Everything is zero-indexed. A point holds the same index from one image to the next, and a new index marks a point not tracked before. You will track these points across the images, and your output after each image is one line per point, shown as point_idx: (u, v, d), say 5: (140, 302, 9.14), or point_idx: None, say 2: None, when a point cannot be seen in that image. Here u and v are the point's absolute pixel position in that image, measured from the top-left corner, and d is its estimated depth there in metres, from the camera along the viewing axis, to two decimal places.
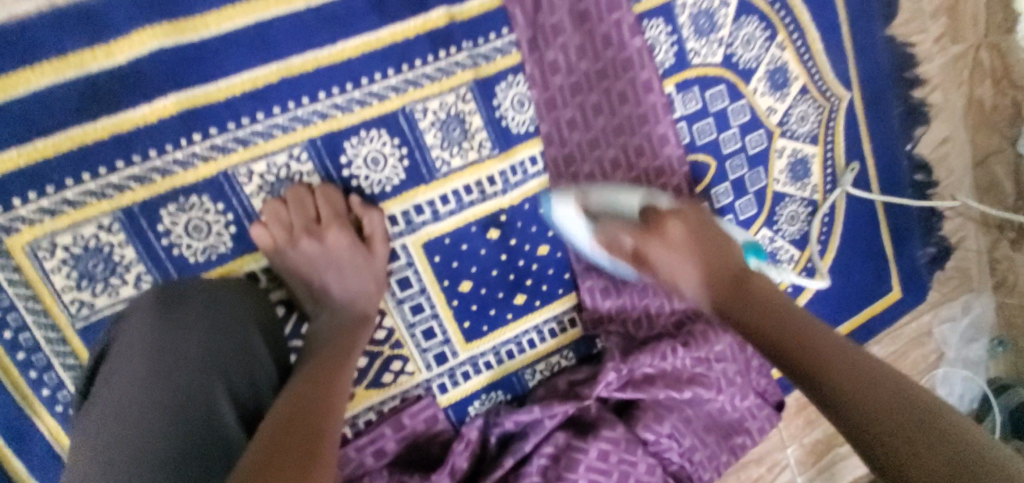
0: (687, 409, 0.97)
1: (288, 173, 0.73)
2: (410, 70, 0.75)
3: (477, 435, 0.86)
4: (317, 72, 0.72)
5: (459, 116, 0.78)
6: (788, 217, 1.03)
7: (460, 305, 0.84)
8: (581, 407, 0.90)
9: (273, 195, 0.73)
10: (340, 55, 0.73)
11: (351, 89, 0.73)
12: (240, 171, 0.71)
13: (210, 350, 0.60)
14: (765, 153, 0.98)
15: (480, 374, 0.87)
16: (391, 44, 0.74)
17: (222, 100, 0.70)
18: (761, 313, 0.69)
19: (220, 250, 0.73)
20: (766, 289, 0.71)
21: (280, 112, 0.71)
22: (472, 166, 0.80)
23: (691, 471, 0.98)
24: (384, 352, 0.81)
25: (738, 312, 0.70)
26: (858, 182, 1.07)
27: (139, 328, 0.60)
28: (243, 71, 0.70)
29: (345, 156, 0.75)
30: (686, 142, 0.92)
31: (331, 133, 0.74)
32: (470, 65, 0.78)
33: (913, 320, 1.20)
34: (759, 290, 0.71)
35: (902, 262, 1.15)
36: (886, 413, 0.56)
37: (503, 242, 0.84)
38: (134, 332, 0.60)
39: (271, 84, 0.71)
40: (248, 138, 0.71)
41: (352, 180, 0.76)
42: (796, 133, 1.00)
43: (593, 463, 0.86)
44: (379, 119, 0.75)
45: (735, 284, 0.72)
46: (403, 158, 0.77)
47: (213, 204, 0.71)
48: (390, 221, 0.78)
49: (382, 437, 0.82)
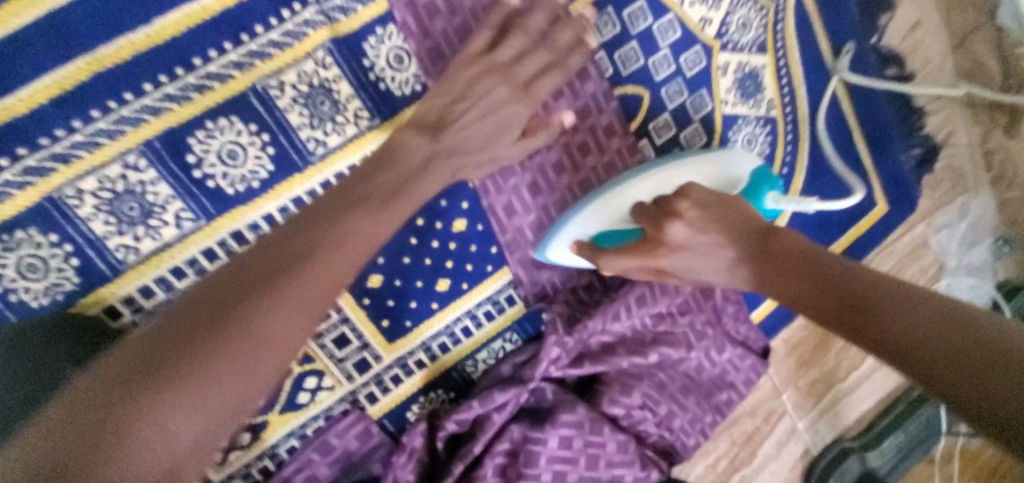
0: (658, 373, 0.88)
1: (127, 186, 0.61)
2: (251, 38, 0.62)
3: (420, 444, 0.76)
4: (137, 59, 0.59)
5: (325, 85, 0.65)
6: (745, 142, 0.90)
7: (374, 303, 0.74)
8: (534, 392, 0.81)
9: (115, 215, 0.62)
10: (160, 33, 0.60)
11: (182, 74, 0.61)
12: (67, 193, 0.59)
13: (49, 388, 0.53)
14: (706, 72, 0.85)
15: (412, 375, 0.78)
16: (220, 10, 0.61)
17: (24, 112, 0.57)
18: (793, 280, 0.62)
19: (68, 288, 0.62)
20: (794, 244, 0.64)
21: (100, 114, 0.59)
22: (353, 142, 0.68)
23: (671, 438, 0.89)
24: (294, 370, 0.71)
25: (775, 288, 0.63)
26: (820, 89, 0.94)
27: None
28: (42, 72, 0.57)
29: (193, 155, 0.62)
30: (610, 74, 0.79)
31: (170, 130, 0.61)
32: (324, 21, 0.64)
33: (906, 233, 1.08)
34: (785, 247, 0.64)
35: (886, 172, 1.02)
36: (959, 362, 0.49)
37: (409, 225, 0.73)
38: None
39: (81, 84, 0.58)
40: (67, 153, 0.59)
41: (207, 183, 0.63)
42: (739, 44, 0.86)
43: (555, 452, 0.77)
44: (226, 104, 0.62)
45: (760, 242, 0.65)
46: (266, 146, 0.64)
47: (44, 237, 0.60)
48: (268, 222, 0.66)
49: (311, 463, 0.73)
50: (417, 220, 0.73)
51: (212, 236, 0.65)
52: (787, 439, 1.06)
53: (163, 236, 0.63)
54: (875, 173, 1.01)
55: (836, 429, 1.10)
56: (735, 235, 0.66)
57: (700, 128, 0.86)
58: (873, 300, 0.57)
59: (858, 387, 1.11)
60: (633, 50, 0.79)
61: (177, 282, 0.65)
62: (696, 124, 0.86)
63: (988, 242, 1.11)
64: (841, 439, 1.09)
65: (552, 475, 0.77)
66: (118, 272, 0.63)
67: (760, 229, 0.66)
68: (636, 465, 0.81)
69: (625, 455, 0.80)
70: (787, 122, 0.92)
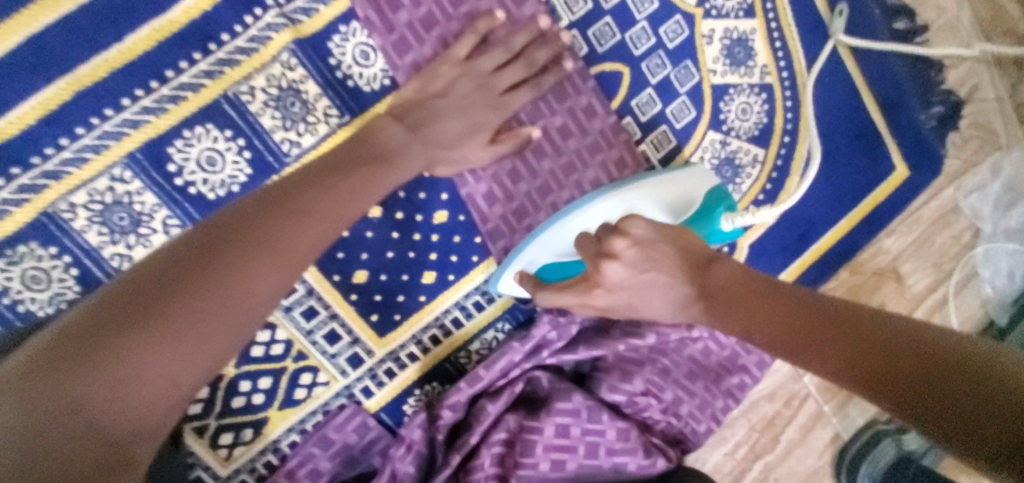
0: (660, 358, 0.84)
1: (115, 197, 0.65)
2: (220, 48, 0.66)
3: (418, 436, 0.75)
4: (115, 77, 0.64)
5: (293, 87, 0.68)
6: (739, 112, 0.86)
7: (361, 298, 0.74)
8: (530, 380, 0.80)
9: (106, 225, 0.66)
10: (133, 52, 0.64)
11: (158, 88, 0.65)
12: (62, 207, 0.64)
13: None
14: (689, 43, 0.82)
15: (406, 368, 0.77)
16: (189, 24, 0.65)
17: (18, 134, 0.62)
18: (745, 310, 0.57)
19: (70, 296, 0.66)
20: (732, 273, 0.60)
21: (85, 132, 0.64)
22: (325, 141, 0.70)
23: (680, 425, 0.85)
24: (288, 367, 0.73)
25: (718, 312, 0.58)
26: (820, 49, 0.89)
27: None
28: (30, 96, 0.62)
29: (174, 163, 0.66)
30: (585, 53, 0.78)
31: (151, 141, 0.65)
32: (287, 26, 0.67)
33: (933, 198, 1.00)
34: (724, 275, 0.60)
35: (904, 133, 0.95)
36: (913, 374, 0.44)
37: (389, 219, 0.73)
38: None
39: (66, 104, 0.63)
40: (58, 170, 0.63)
41: (188, 189, 0.67)
42: (723, 10, 0.83)
43: (552, 441, 0.75)
44: (201, 113, 0.66)
45: (700, 266, 0.61)
46: (242, 150, 0.68)
47: (45, 249, 0.64)
48: None
49: (311, 457, 0.74)
50: (398, 213, 0.74)
51: None
52: (813, 424, 1.00)
53: (152, 242, 0.67)
54: (890, 134, 0.94)
55: (868, 412, 1.03)
56: (678, 261, 0.62)
57: (688, 101, 0.83)
58: (851, 325, 0.50)
59: None
60: (606, 27, 0.78)
61: None
62: (683, 97, 0.83)
63: None
64: (876, 423, 1.02)
65: (550, 464, 0.75)
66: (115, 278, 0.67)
67: (703, 258, 0.63)
68: (640, 453, 0.79)
69: (627, 443, 0.78)
70: (785, 88, 0.87)
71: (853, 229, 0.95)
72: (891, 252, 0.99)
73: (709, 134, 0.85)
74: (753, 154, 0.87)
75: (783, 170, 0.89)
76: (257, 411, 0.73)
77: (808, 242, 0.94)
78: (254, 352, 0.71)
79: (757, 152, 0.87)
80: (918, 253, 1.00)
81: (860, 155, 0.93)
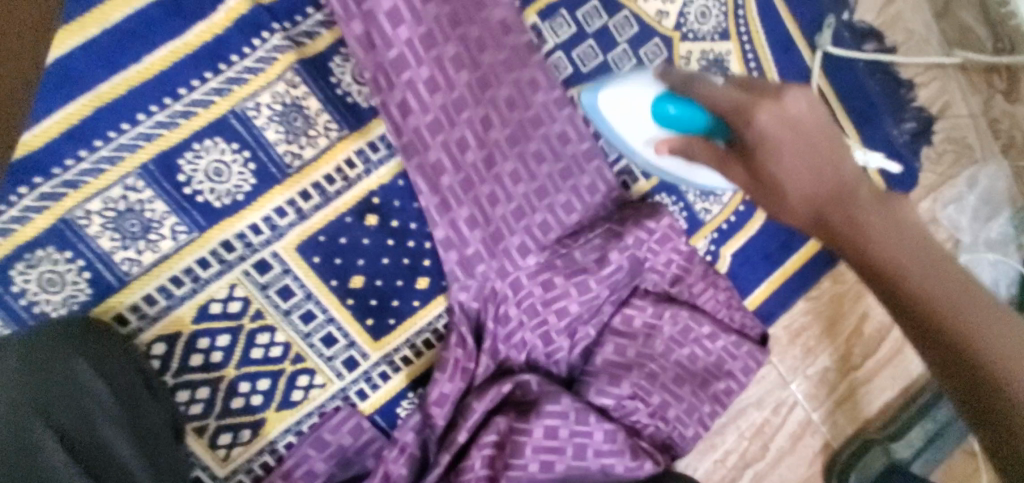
0: (646, 362, 0.87)
1: (128, 205, 0.70)
2: (229, 68, 0.71)
3: (411, 437, 0.79)
4: (132, 94, 0.69)
5: (296, 104, 0.73)
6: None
7: (357, 303, 0.78)
8: (519, 386, 0.81)
9: (119, 231, 0.70)
10: (149, 71, 0.69)
11: (170, 103, 0.70)
12: (78, 214, 0.69)
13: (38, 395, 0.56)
14: (668, 63, 0.87)
15: (399, 372, 0.80)
16: (202, 46, 0.71)
17: (41, 146, 0.67)
18: (882, 230, 0.59)
19: (81, 299, 0.70)
20: (891, 201, 0.60)
21: (103, 144, 0.69)
22: (325, 153, 0.74)
23: (668, 429, 0.87)
24: (287, 369, 0.76)
25: (839, 221, 0.60)
26: (794, 68, 0.94)
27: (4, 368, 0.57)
28: (55, 112, 0.68)
29: (183, 174, 0.71)
30: (569, 73, 0.83)
31: (163, 153, 0.70)
32: (292, 48, 0.73)
33: (911, 209, 1.04)
34: (880, 203, 0.60)
35: (878, 147, 1.00)
36: (979, 355, 0.54)
37: (385, 226, 0.77)
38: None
39: (86, 118, 0.68)
40: (76, 179, 0.68)
41: (196, 198, 0.71)
42: (700, 33, 0.88)
43: (541, 442, 0.78)
44: (210, 127, 0.71)
45: (860, 191, 0.60)
46: (248, 161, 0.72)
47: (60, 254, 0.68)
48: (253, 231, 0.73)
49: (307, 458, 0.76)
50: (393, 221, 0.78)
51: (206, 245, 0.72)
52: (802, 432, 1.02)
53: (161, 248, 0.71)
54: (865, 148, 0.99)
55: (857, 421, 1.04)
56: (818, 183, 0.62)
57: None
58: (962, 302, 0.55)
59: (878, 375, 1.05)
60: (590, 47, 0.84)
61: (176, 290, 0.72)
62: None
63: (1003, 214, 1.06)
64: (864, 431, 1.03)
65: (539, 465, 0.78)
66: (125, 283, 0.70)
67: (862, 182, 0.61)
68: (628, 455, 0.80)
69: (614, 445, 0.80)
70: None
71: None
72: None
73: None
74: None
75: None
76: (256, 412, 0.75)
77: (790, 251, 0.97)
78: (254, 354, 0.75)
79: None
80: None
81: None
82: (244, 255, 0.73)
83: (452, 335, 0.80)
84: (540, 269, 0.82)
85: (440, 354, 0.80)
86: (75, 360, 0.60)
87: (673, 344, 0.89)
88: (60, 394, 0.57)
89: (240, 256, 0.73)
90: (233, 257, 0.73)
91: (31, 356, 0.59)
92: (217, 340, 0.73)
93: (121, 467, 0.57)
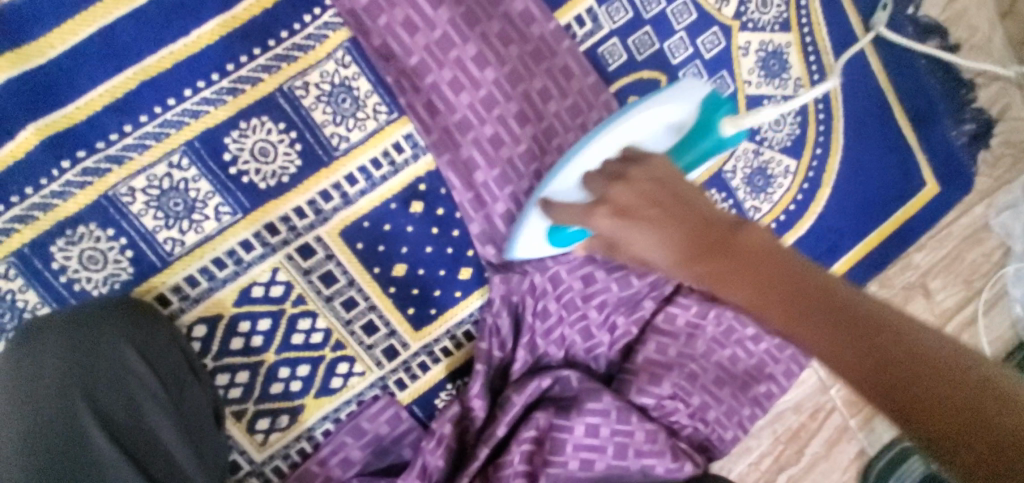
0: (688, 362, 0.85)
1: (173, 183, 0.68)
2: (279, 44, 0.69)
3: (449, 430, 0.76)
4: (180, 68, 0.67)
5: (345, 84, 0.71)
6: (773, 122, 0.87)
7: (399, 292, 0.76)
8: (559, 380, 0.80)
9: (162, 209, 0.68)
10: (198, 44, 0.67)
11: (218, 79, 0.68)
12: (121, 191, 0.67)
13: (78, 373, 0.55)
14: (726, 54, 0.84)
15: (438, 363, 0.78)
16: (251, 21, 0.68)
17: (85, 120, 0.66)
18: (766, 282, 0.48)
19: (123, 278, 0.68)
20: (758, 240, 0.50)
21: (149, 119, 0.67)
22: (373, 137, 0.72)
23: (707, 431, 0.86)
24: (327, 355, 0.75)
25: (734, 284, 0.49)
26: (853, 62, 0.90)
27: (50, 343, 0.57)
28: (99, 84, 0.66)
29: (229, 153, 0.69)
30: (624, 60, 0.80)
31: (209, 130, 0.68)
32: (342, 25, 0.70)
33: (963, 215, 1.00)
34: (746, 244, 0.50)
35: (935, 149, 0.96)
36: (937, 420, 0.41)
37: (430, 214, 0.75)
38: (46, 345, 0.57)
39: (132, 92, 0.66)
40: (121, 154, 0.66)
41: (241, 178, 0.69)
42: (760, 23, 0.85)
43: (581, 440, 0.76)
44: (257, 105, 0.69)
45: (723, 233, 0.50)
46: (295, 142, 0.70)
47: (103, 231, 0.67)
48: (297, 215, 0.71)
49: (344, 446, 0.75)
50: (439, 208, 0.76)
51: (250, 227, 0.70)
52: (838, 438, 1.00)
53: (205, 228, 0.69)
54: (920, 149, 0.95)
55: (894, 428, 1.02)
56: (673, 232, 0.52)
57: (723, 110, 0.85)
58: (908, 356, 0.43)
59: None
60: (646, 33, 0.80)
61: (219, 272, 0.70)
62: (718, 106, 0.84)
63: None
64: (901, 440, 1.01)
65: (579, 463, 0.76)
66: (168, 263, 0.69)
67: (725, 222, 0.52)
68: (668, 456, 0.79)
69: (656, 446, 0.78)
70: (818, 101, 0.89)
71: (885, 241, 0.96)
72: (919, 266, 0.99)
73: (742, 143, 0.86)
74: (785, 165, 0.89)
75: (815, 181, 0.90)
76: (295, 398, 0.74)
77: (839, 253, 0.94)
78: (295, 339, 0.73)
79: (789, 163, 0.89)
80: (948, 269, 1.00)
81: (890, 168, 0.94)
82: (288, 239, 0.71)
83: (488, 324, 0.78)
84: (584, 262, 0.80)
85: (477, 343, 0.79)
86: (120, 342, 0.59)
87: (715, 344, 0.87)
88: (110, 377, 0.56)
89: (284, 239, 0.71)
90: (276, 241, 0.71)
91: (81, 330, 0.58)
92: (258, 324, 0.72)
93: (167, 453, 0.55)
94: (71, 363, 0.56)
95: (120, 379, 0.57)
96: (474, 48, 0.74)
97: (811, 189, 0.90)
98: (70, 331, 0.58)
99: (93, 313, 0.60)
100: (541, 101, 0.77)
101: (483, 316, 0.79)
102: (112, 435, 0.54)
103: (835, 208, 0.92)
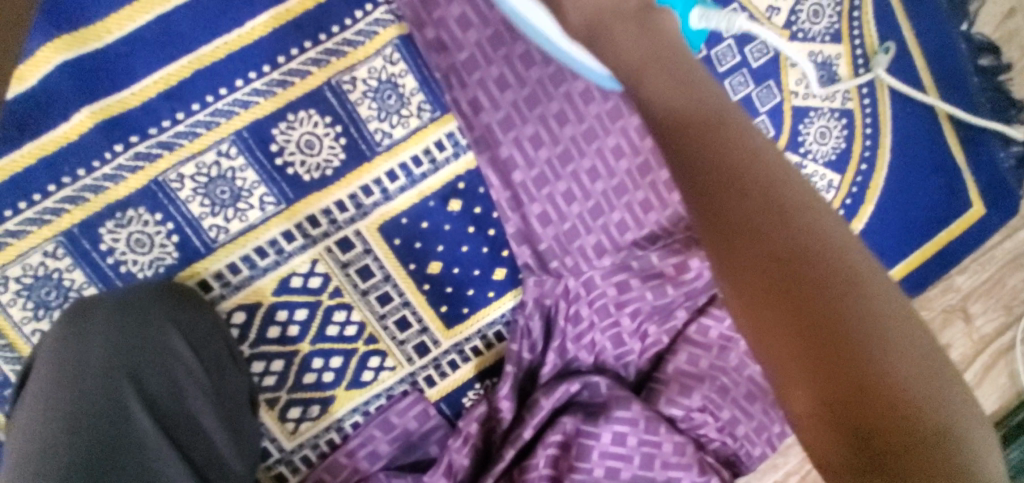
0: (718, 375, 0.84)
1: (220, 172, 0.69)
2: (329, 39, 0.69)
3: (476, 429, 0.77)
4: (233, 58, 0.68)
5: (391, 81, 0.71)
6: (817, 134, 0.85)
7: (433, 289, 0.76)
8: (587, 386, 0.80)
9: (209, 196, 0.69)
10: (252, 35, 0.68)
11: (268, 71, 0.69)
12: (170, 177, 0.68)
13: (120, 355, 0.56)
14: (773, 64, 0.82)
15: (467, 361, 0.79)
16: (303, 15, 0.69)
17: (140, 106, 0.67)
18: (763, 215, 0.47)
19: (167, 262, 0.70)
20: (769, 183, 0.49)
21: (201, 107, 0.68)
22: (415, 135, 0.72)
23: (735, 446, 0.84)
24: (359, 348, 0.75)
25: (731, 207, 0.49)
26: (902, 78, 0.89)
27: (94, 325, 0.57)
28: (154, 71, 0.67)
29: (276, 143, 0.70)
30: None
31: (258, 121, 0.69)
32: (392, 21, 0.70)
33: (1010, 238, 0.97)
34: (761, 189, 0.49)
35: (982, 169, 0.93)
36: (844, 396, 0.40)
37: (467, 212, 0.75)
38: (88, 327, 0.57)
39: (185, 80, 0.68)
40: (172, 141, 0.68)
41: (286, 169, 0.70)
42: (810, 33, 0.83)
43: (608, 448, 0.76)
44: (305, 99, 0.70)
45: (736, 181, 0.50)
46: (340, 136, 0.71)
47: (150, 215, 0.68)
48: (338, 208, 0.72)
49: (372, 440, 0.75)
50: (477, 207, 0.76)
51: (292, 218, 0.71)
52: None
53: (249, 218, 0.70)
54: (967, 169, 0.93)
55: None
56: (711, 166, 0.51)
57: (767, 121, 0.83)
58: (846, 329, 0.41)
59: None
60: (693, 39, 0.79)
61: (260, 261, 0.71)
62: (762, 117, 0.83)
63: None
64: None
65: (604, 471, 0.75)
66: (211, 249, 0.70)
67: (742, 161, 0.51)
68: (695, 469, 0.78)
69: (683, 458, 0.77)
70: (866, 115, 0.87)
71: (926, 262, 0.93)
72: (963, 289, 0.96)
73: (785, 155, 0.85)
74: (828, 179, 0.87)
75: (857, 197, 0.88)
76: (325, 389, 0.75)
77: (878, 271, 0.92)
78: (330, 331, 0.74)
79: (832, 178, 0.87)
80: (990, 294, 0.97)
81: (935, 186, 0.92)
82: (328, 232, 0.72)
83: (519, 325, 0.78)
84: (619, 268, 0.80)
85: (507, 344, 0.79)
86: (167, 327, 0.60)
87: (748, 358, 0.85)
88: (156, 360, 0.57)
89: (324, 232, 0.72)
90: (317, 233, 0.72)
91: (128, 313, 0.59)
92: (295, 313, 0.73)
93: (208, 440, 0.56)
94: (119, 344, 0.57)
95: (165, 364, 0.57)
96: (520, 49, 0.74)
97: (853, 205, 0.88)
98: (116, 312, 0.59)
99: (146, 297, 0.62)
100: (582, 105, 0.77)
101: (515, 317, 0.79)
102: (156, 419, 0.54)
103: (877, 225, 0.90)
